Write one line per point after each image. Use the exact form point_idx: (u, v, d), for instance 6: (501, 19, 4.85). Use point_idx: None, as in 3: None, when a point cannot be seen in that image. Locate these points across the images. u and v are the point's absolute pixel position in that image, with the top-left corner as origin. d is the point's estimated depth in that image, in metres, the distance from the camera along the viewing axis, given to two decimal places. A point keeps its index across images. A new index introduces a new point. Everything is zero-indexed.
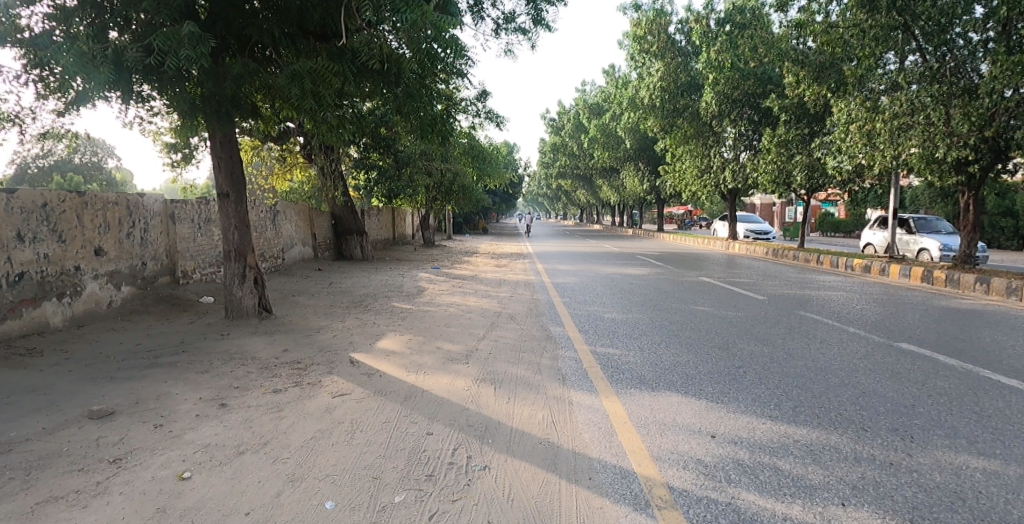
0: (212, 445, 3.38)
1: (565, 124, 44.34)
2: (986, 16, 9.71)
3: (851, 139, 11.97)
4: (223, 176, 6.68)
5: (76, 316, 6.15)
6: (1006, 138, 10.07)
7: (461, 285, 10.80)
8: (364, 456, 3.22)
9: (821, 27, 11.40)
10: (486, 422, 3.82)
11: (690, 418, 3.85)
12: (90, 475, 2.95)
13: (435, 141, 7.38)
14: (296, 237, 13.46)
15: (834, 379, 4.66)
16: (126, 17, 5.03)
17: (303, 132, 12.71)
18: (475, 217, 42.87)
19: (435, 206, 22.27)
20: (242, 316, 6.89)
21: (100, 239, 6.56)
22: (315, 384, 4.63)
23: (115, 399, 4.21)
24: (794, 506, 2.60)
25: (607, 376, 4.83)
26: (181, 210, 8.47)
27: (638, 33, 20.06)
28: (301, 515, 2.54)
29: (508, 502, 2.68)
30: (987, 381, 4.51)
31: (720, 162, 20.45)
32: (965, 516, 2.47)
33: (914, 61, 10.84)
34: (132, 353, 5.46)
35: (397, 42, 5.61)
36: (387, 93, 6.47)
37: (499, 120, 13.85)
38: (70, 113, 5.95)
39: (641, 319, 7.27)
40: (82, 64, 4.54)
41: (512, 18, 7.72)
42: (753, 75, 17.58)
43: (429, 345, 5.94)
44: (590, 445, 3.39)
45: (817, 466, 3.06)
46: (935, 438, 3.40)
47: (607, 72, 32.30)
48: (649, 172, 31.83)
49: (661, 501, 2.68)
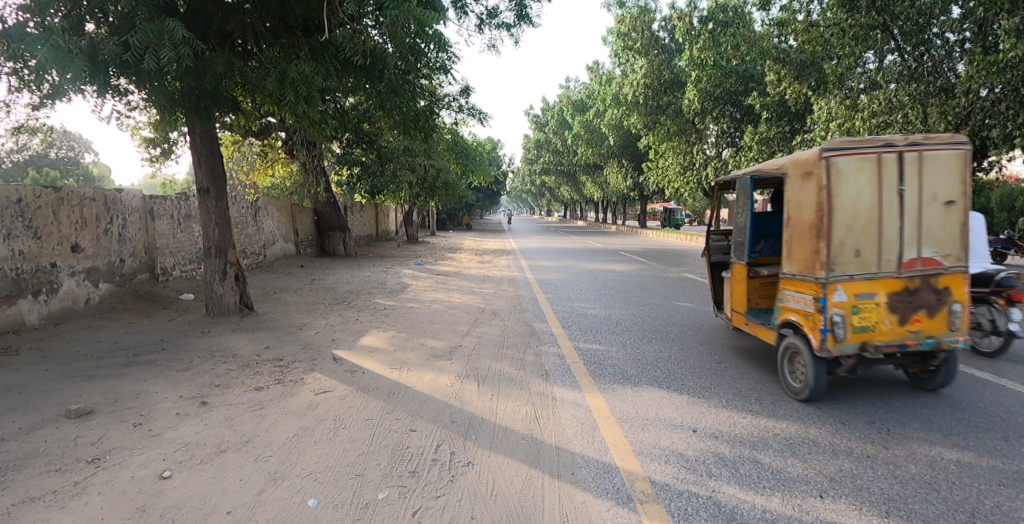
0: (193, 444, 3.34)
1: (549, 121, 44.36)
2: (963, 16, 9.85)
3: (832, 138, 12.17)
4: (203, 171, 6.57)
5: (52, 314, 6.03)
6: (982, 136, 10.25)
7: (444, 282, 10.74)
8: (348, 453, 3.21)
9: (802, 25, 11.45)
10: (469, 418, 3.83)
11: (672, 413, 3.88)
12: (68, 476, 2.91)
13: (417, 138, 7.33)
14: (277, 233, 13.33)
15: (812, 373, 4.74)
16: (104, 10, 4.92)
17: (284, 127, 12.54)
18: (459, 213, 43.42)
19: (419, 202, 22.19)
20: (223, 312, 6.80)
21: (77, 236, 6.45)
22: (297, 381, 4.58)
23: (93, 398, 4.14)
24: (773, 499, 2.65)
25: (591, 371, 4.87)
26: (160, 206, 8.35)
27: (622, 29, 19.97)
28: (283, 514, 2.51)
29: (492, 497, 2.69)
30: (961, 375, 4.61)
31: (703, 159, 20.49)
32: (940, 506, 2.54)
33: (892, 60, 10.93)
34: (111, 351, 5.36)
35: (380, 37, 5.56)
36: (370, 88, 6.37)
37: (482, 115, 13.69)
38: (45, 106, 5.81)
39: (624, 315, 7.30)
40: (59, 57, 4.42)
41: (495, 14, 7.64)
42: (735, 72, 17.82)
43: (413, 341, 5.92)
44: (573, 441, 3.41)
45: (795, 459, 3.11)
46: (910, 430, 3.49)
47: (592, 67, 32.37)
48: (633, 169, 32.01)
49: (643, 495, 2.70)
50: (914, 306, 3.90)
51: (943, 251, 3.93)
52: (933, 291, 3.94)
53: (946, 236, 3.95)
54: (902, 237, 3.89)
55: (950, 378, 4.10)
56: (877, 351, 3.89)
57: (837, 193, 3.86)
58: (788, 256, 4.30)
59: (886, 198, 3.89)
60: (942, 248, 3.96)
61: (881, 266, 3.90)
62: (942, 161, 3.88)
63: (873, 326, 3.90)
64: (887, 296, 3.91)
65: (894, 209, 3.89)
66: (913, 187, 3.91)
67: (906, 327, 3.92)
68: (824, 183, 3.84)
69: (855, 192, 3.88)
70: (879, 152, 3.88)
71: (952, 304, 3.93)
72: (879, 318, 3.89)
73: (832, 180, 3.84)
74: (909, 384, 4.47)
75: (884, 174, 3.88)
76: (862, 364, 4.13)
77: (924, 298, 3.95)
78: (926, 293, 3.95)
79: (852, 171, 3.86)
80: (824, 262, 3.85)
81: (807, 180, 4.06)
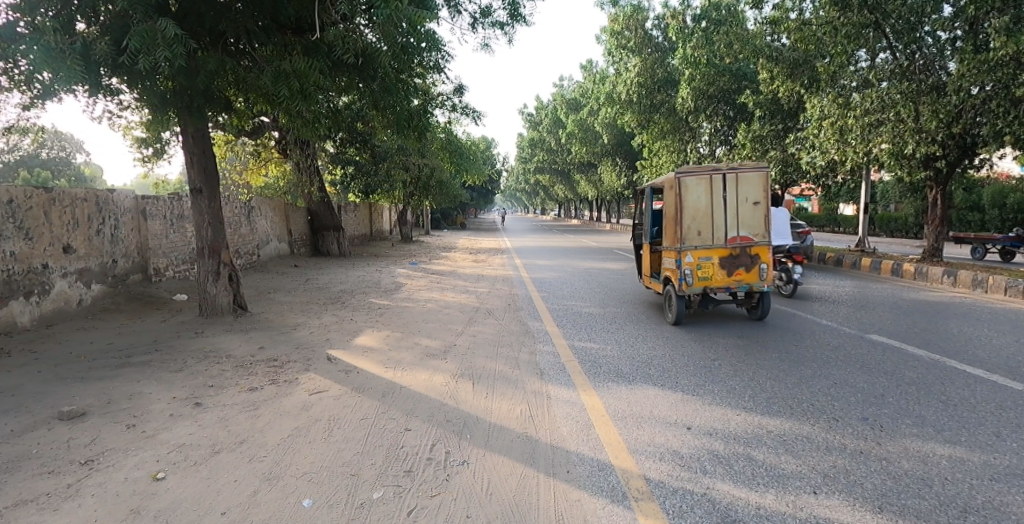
0: (186, 444, 3.33)
1: (543, 120, 44.37)
2: (954, 15, 9.95)
3: (824, 136, 12.27)
4: (196, 171, 6.54)
5: (44, 316, 5.99)
6: (972, 135, 10.33)
7: (439, 281, 10.73)
8: (342, 453, 3.20)
9: (795, 24, 11.52)
10: (464, 417, 3.83)
11: (666, 410, 3.89)
12: (61, 477, 2.90)
13: (411, 137, 7.32)
14: (271, 233, 13.29)
15: (805, 369, 4.77)
16: (95, 10, 4.88)
17: (277, 126, 12.50)
18: (453, 212, 43.43)
19: (413, 202, 22.16)
20: (217, 313, 6.78)
21: (69, 237, 6.42)
22: (292, 382, 4.57)
23: (86, 399, 4.12)
24: (767, 495, 2.66)
25: (585, 370, 4.87)
26: (153, 207, 8.30)
27: (616, 28, 20.00)
28: (278, 514, 2.51)
29: (487, 496, 2.70)
30: (953, 371, 4.63)
31: (697, 157, 20.54)
32: (932, 501, 2.56)
33: (884, 58, 10.99)
34: (104, 353, 5.33)
35: (373, 36, 5.54)
36: (363, 87, 6.36)
37: (476, 114, 13.67)
38: (36, 106, 5.77)
39: (618, 313, 7.32)
40: (51, 58, 4.39)
41: (488, 12, 7.62)
42: (729, 71, 17.56)
43: (407, 341, 5.92)
44: (568, 439, 3.42)
45: (789, 455, 3.12)
46: (902, 426, 3.51)
47: (586, 66, 32.38)
48: (627, 167, 32.08)
49: (638, 493, 2.72)
50: (736, 266, 6.24)
51: (755, 231, 6.25)
52: (748, 257, 6.26)
53: (757, 222, 6.28)
54: (727, 223, 6.21)
55: (765, 309, 6.48)
56: (712, 292, 6.25)
57: (685, 196, 6.20)
58: (665, 239, 6.62)
59: (716, 199, 6.24)
60: (756, 230, 6.27)
61: (713, 240, 6.23)
62: (750, 178, 6.27)
63: (711, 278, 6.24)
64: (720, 259, 6.24)
65: (722, 205, 6.23)
66: (732, 193, 6.26)
67: (732, 279, 6.25)
68: (677, 190, 6.22)
69: (697, 197, 6.24)
70: (711, 172, 6.29)
71: (762, 264, 6.26)
72: (714, 272, 6.24)
73: (681, 187, 6.21)
74: (748, 318, 6.90)
75: (714, 184, 6.26)
76: (708, 300, 6.53)
77: (743, 261, 6.29)
78: (744, 258, 6.28)
79: (693, 183, 6.25)
80: (677, 237, 6.22)
81: (670, 189, 6.46)
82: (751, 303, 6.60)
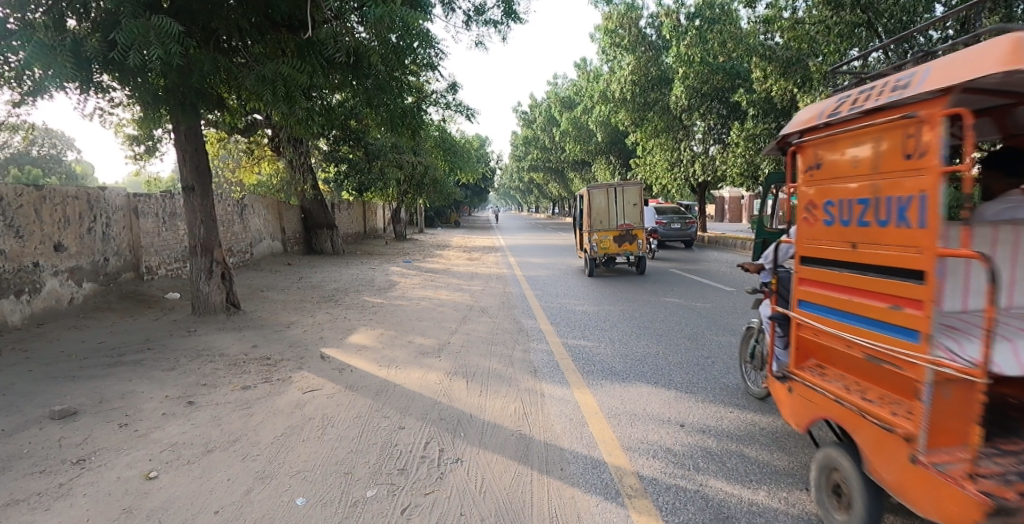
0: (179, 443, 3.32)
1: (537, 118, 44.35)
2: (946, 14, 9.91)
3: None
4: (189, 169, 6.51)
5: (36, 314, 5.94)
6: None
7: (433, 279, 10.72)
8: (336, 451, 3.20)
9: (788, 23, 11.55)
10: (458, 414, 3.84)
11: (660, 408, 3.90)
12: (53, 477, 2.88)
13: (405, 135, 7.31)
14: (264, 231, 13.23)
15: None
16: (85, 6, 4.83)
17: (270, 124, 12.42)
18: (447, 210, 43.46)
19: (407, 200, 22.12)
20: (209, 311, 6.74)
21: (60, 235, 6.37)
22: (285, 380, 4.57)
23: (78, 399, 4.09)
24: (760, 492, 2.68)
25: (579, 367, 4.89)
26: (145, 204, 8.24)
27: (609, 26, 19.93)
28: (272, 512, 2.51)
29: (480, 494, 2.70)
30: None
31: (691, 155, 20.63)
32: None
33: (877, 57, 11.01)
34: (96, 351, 5.30)
35: (366, 35, 5.53)
36: (357, 85, 6.33)
37: (470, 111, 13.64)
38: (26, 103, 5.70)
39: (612, 311, 7.34)
40: (42, 56, 4.36)
41: (482, 9, 7.58)
42: (722, 69, 17.77)
43: (401, 339, 5.91)
44: (561, 436, 3.43)
45: (782, 452, 3.14)
46: None
47: (580, 64, 32.35)
48: (620, 165, 32.17)
49: (631, 490, 2.73)
50: (623, 241, 11.00)
51: (633, 220, 11.22)
52: (630, 235, 11.08)
53: (634, 216, 11.31)
54: (617, 216, 11.25)
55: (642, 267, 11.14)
56: (610, 256, 10.95)
57: (592, 201, 11.29)
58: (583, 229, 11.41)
59: (610, 202, 11.28)
60: (634, 220, 11.25)
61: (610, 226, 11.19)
62: (630, 192, 11.35)
63: (608, 248, 10.96)
64: (614, 237, 11.00)
65: (613, 206, 11.29)
66: (621, 198, 11.31)
67: (621, 248, 11.03)
68: (589, 196, 11.22)
69: (599, 202, 11.33)
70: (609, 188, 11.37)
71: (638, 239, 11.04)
72: (611, 245, 10.96)
73: (591, 195, 11.27)
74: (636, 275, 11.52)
75: (609, 194, 11.34)
76: (609, 262, 11.23)
77: (628, 238, 11.08)
78: (628, 236, 11.08)
79: (597, 194, 11.37)
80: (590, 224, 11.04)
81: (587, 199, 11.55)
82: (635, 264, 11.33)
